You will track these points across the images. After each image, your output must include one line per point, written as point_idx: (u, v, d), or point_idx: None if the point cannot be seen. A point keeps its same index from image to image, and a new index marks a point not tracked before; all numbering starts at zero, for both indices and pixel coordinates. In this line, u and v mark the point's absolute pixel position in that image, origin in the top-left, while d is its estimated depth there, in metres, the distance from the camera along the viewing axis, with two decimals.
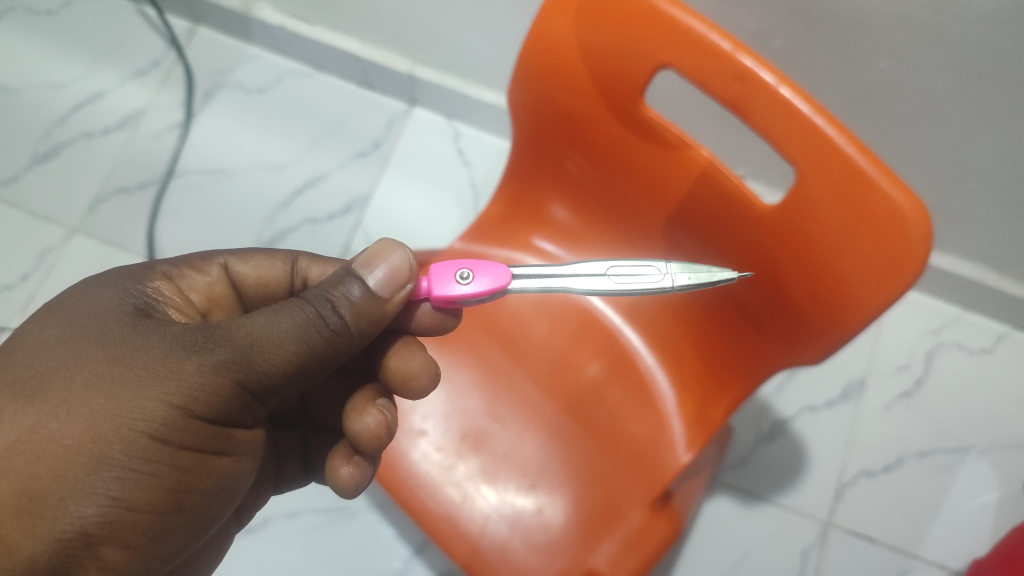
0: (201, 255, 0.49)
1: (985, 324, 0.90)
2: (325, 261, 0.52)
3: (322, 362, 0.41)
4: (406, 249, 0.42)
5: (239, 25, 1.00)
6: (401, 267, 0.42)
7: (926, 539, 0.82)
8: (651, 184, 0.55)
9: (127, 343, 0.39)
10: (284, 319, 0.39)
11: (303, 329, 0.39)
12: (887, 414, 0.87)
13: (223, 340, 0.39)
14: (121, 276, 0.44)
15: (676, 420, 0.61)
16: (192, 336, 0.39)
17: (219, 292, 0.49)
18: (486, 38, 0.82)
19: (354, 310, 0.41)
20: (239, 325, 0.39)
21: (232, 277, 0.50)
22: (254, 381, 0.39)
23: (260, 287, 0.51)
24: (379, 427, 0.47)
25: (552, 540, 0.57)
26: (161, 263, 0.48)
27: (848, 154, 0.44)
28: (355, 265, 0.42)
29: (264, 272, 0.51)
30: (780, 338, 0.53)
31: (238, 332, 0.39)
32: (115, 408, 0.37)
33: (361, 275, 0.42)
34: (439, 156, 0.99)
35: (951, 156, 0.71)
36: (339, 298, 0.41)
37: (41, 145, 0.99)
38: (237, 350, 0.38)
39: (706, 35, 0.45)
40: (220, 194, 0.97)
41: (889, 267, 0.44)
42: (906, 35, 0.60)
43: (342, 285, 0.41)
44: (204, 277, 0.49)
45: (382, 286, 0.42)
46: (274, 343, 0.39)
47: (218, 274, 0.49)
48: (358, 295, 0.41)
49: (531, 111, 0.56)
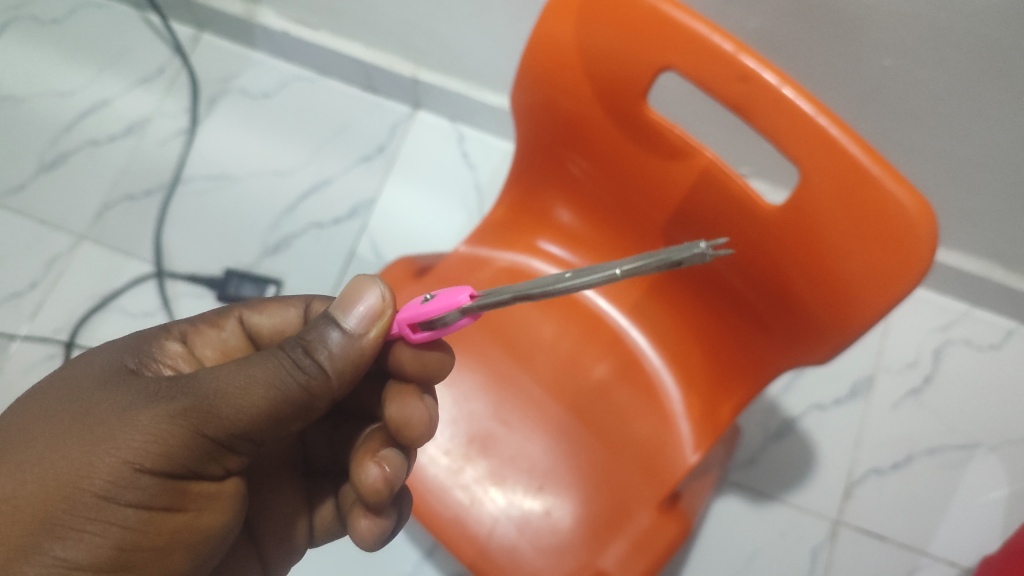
0: (218, 312, 0.50)
1: (993, 320, 0.89)
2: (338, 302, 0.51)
3: (294, 405, 0.40)
4: (380, 284, 0.42)
5: (242, 31, 1.00)
6: (377, 303, 0.42)
7: (935, 537, 0.82)
8: (653, 187, 0.55)
9: (92, 402, 0.39)
10: (253, 367, 0.39)
11: (273, 375, 0.39)
12: (896, 412, 0.87)
13: (186, 389, 0.39)
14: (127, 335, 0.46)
15: (683, 421, 0.61)
16: (157, 389, 0.39)
17: (234, 347, 0.50)
18: (488, 41, 0.82)
19: (331, 356, 0.41)
20: (204, 374, 0.39)
21: (247, 329, 0.50)
22: (216, 430, 0.39)
23: (275, 335, 0.50)
24: (380, 481, 0.47)
25: (561, 542, 0.57)
26: (176, 322, 0.48)
27: (853, 154, 0.43)
28: (333, 309, 0.42)
29: (278, 320, 0.50)
30: (785, 339, 0.53)
31: (201, 381, 0.39)
32: (70, 466, 0.37)
33: (338, 320, 0.42)
34: (443, 159, 0.99)
35: (958, 152, 0.71)
36: (315, 344, 0.41)
37: (48, 153, 0.99)
38: (199, 398, 0.38)
39: (708, 37, 0.45)
40: (226, 199, 0.97)
41: (895, 267, 0.44)
42: (910, 32, 0.60)
43: (320, 331, 0.42)
44: (218, 332, 0.49)
45: (357, 325, 0.42)
46: (239, 390, 0.39)
47: (233, 328, 0.50)
48: (335, 341, 0.41)
49: (534, 114, 0.56)
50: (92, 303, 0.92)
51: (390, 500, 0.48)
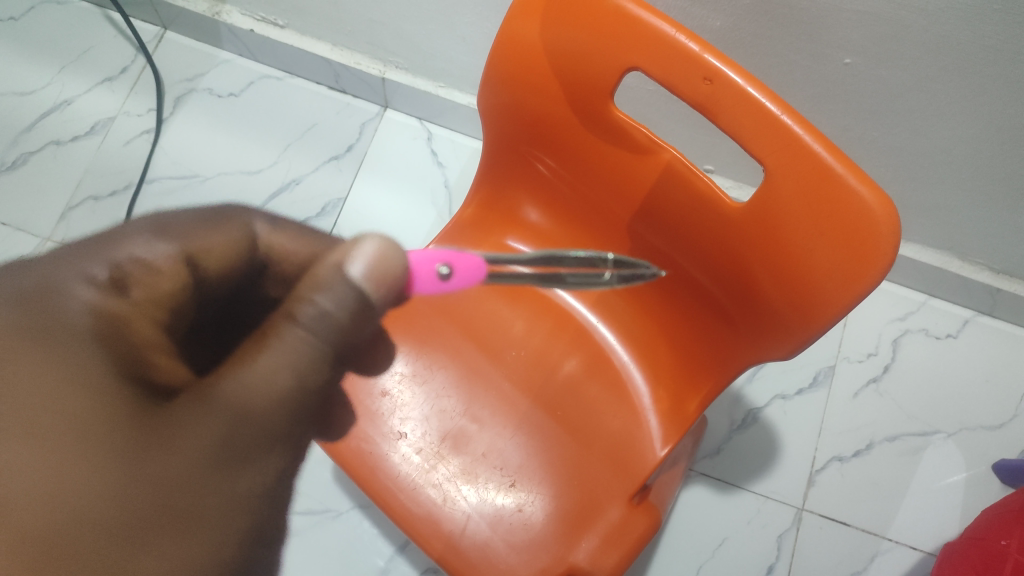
0: (143, 238, 0.40)
1: (949, 309, 0.92)
2: (289, 230, 0.47)
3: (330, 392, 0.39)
4: (384, 239, 0.39)
5: (207, 29, 0.99)
6: (387, 260, 0.39)
7: (896, 522, 0.84)
8: (620, 186, 0.56)
9: (155, 473, 0.33)
10: (300, 358, 0.36)
11: (322, 360, 0.37)
12: (857, 401, 0.89)
13: (257, 417, 0.35)
14: (49, 316, 0.35)
15: (652, 415, 0.63)
16: (216, 423, 0.35)
17: (179, 284, 0.41)
18: (455, 39, 0.82)
19: (357, 319, 0.38)
20: (261, 392, 0.35)
21: (191, 260, 0.42)
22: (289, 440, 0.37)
23: (219, 266, 0.43)
24: None
25: (534, 538, 0.57)
26: (86, 261, 0.37)
27: (817, 152, 0.44)
28: (337, 266, 0.38)
29: (222, 250, 0.43)
30: (751, 333, 0.54)
31: (264, 400, 0.35)
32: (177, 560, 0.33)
33: (348, 274, 0.38)
34: (412, 157, 0.99)
35: (915, 148, 0.73)
36: (340, 309, 0.37)
37: (8, 154, 0.98)
38: (267, 434, 0.36)
39: (674, 36, 0.46)
40: (193, 199, 0.97)
41: (860, 263, 0.45)
42: (871, 33, 0.61)
43: (326, 294, 0.37)
44: (159, 270, 0.40)
45: (373, 282, 0.38)
46: (303, 392, 0.36)
47: (166, 251, 0.40)
48: (358, 301, 0.38)
49: (501, 114, 0.57)
50: None
51: None
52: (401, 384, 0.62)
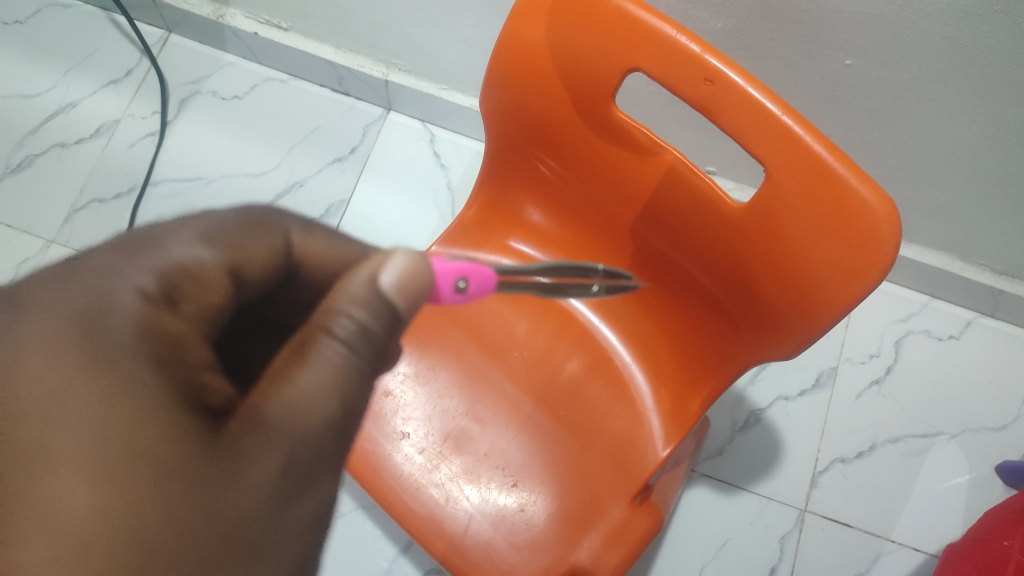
0: (190, 241, 0.40)
1: (952, 311, 0.92)
2: (322, 232, 0.47)
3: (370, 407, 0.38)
4: (413, 250, 0.38)
5: (211, 32, 1.00)
6: (416, 271, 0.38)
7: (899, 524, 0.84)
8: (622, 187, 0.56)
9: (219, 498, 0.32)
10: (347, 384, 0.35)
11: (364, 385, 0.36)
12: (859, 402, 0.89)
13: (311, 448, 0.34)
14: (108, 323, 0.35)
15: (653, 415, 0.63)
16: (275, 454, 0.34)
17: (220, 288, 0.41)
18: (457, 42, 0.83)
19: (389, 334, 0.37)
20: (317, 424, 0.34)
21: (233, 267, 0.42)
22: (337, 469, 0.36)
23: (257, 267, 0.43)
24: None
25: (536, 538, 0.58)
26: (138, 270, 0.37)
27: (817, 152, 0.45)
28: (375, 279, 0.36)
29: (259, 254, 0.43)
30: (752, 333, 0.54)
31: (319, 431, 0.34)
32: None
33: (381, 286, 0.36)
34: (415, 159, 0.99)
35: (916, 149, 0.73)
36: (372, 326, 0.36)
37: (14, 156, 0.99)
38: (325, 463, 0.35)
39: (675, 37, 0.46)
40: (197, 201, 0.97)
41: (860, 263, 0.45)
42: (872, 35, 0.61)
43: (342, 316, 0.35)
44: (202, 276, 0.40)
45: (404, 298, 0.37)
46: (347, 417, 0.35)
47: (210, 259, 0.40)
48: (387, 317, 0.37)
49: (504, 116, 0.57)
50: None
51: None
52: (403, 384, 0.63)
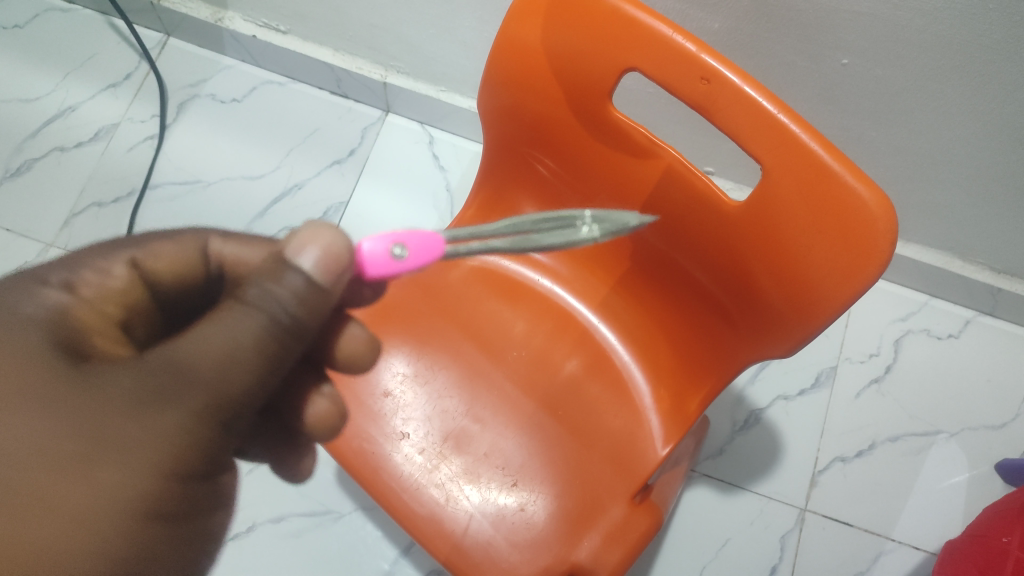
0: (103, 252, 0.44)
1: (951, 310, 0.92)
2: (240, 239, 0.45)
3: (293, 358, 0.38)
4: (338, 228, 0.37)
5: (210, 36, 1.00)
6: (339, 249, 0.37)
7: (899, 522, 0.84)
8: (619, 186, 0.56)
9: (83, 413, 0.36)
10: (234, 326, 0.36)
11: (262, 336, 0.36)
12: (859, 401, 0.89)
13: (190, 380, 0.36)
14: (13, 302, 0.39)
15: (653, 414, 0.63)
16: (155, 382, 0.36)
17: (128, 292, 0.44)
18: (455, 44, 0.83)
19: (302, 303, 0.37)
20: (194, 354, 0.36)
21: (140, 273, 0.44)
22: (226, 410, 0.37)
23: (177, 275, 0.45)
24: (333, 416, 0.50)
25: (537, 538, 0.58)
26: (52, 270, 0.42)
27: (814, 151, 0.45)
28: (287, 252, 0.37)
29: (178, 261, 0.45)
30: (751, 332, 0.55)
31: (198, 364, 0.36)
32: (100, 490, 0.35)
33: (296, 262, 0.37)
34: (414, 161, 1.00)
35: (915, 148, 0.73)
36: (283, 290, 0.36)
37: (13, 160, 0.99)
38: (208, 387, 0.36)
39: (671, 37, 0.46)
40: (196, 203, 0.97)
41: (857, 261, 0.45)
42: (868, 35, 0.61)
43: (281, 278, 0.36)
44: (108, 278, 0.43)
45: (319, 271, 0.37)
46: (236, 361, 0.36)
47: (119, 266, 0.43)
48: (299, 286, 0.36)
49: (502, 116, 0.57)
50: None
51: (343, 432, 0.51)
52: (403, 384, 0.63)
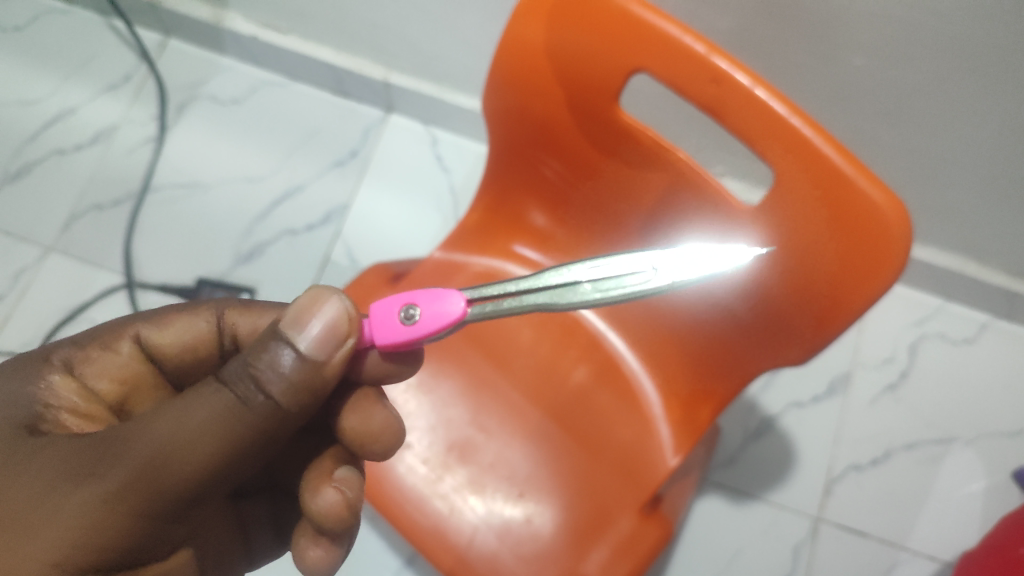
0: (112, 328, 0.47)
1: (967, 314, 0.90)
2: (255, 313, 0.48)
3: (253, 452, 0.37)
4: (341, 299, 0.38)
5: (211, 37, 0.99)
6: (336, 319, 0.38)
7: (915, 532, 0.82)
8: (626, 191, 0.55)
9: (15, 482, 0.37)
10: (190, 410, 0.36)
11: (217, 421, 0.36)
12: (874, 408, 0.87)
13: (122, 460, 0.35)
14: (15, 376, 0.43)
15: (663, 424, 0.61)
16: (89, 461, 0.36)
17: (133, 371, 0.47)
18: (459, 43, 0.81)
19: (283, 385, 0.37)
20: (136, 435, 0.36)
21: (147, 348, 0.48)
22: (156, 500, 0.35)
23: (184, 354, 0.48)
24: (340, 505, 0.43)
25: (542, 550, 0.56)
26: (64, 348, 0.46)
27: (826, 155, 0.43)
28: (283, 324, 0.38)
29: (184, 335, 0.48)
30: (763, 341, 0.53)
31: (135, 445, 0.35)
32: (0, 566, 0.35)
33: (292, 338, 0.37)
34: (417, 162, 0.98)
35: (930, 149, 0.71)
36: (264, 371, 0.36)
37: (12, 163, 0.98)
38: (133, 470, 0.35)
39: (678, 38, 0.45)
40: (197, 207, 0.96)
41: (872, 268, 0.43)
42: (884, 32, 0.60)
43: (267, 354, 0.37)
44: (114, 357, 0.47)
45: (315, 347, 0.37)
46: (181, 447, 0.35)
47: (129, 348, 0.47)
48: (289, 364, 0.37)
49: (506, 119, 0.55)
50: (62, 315, 0.91)
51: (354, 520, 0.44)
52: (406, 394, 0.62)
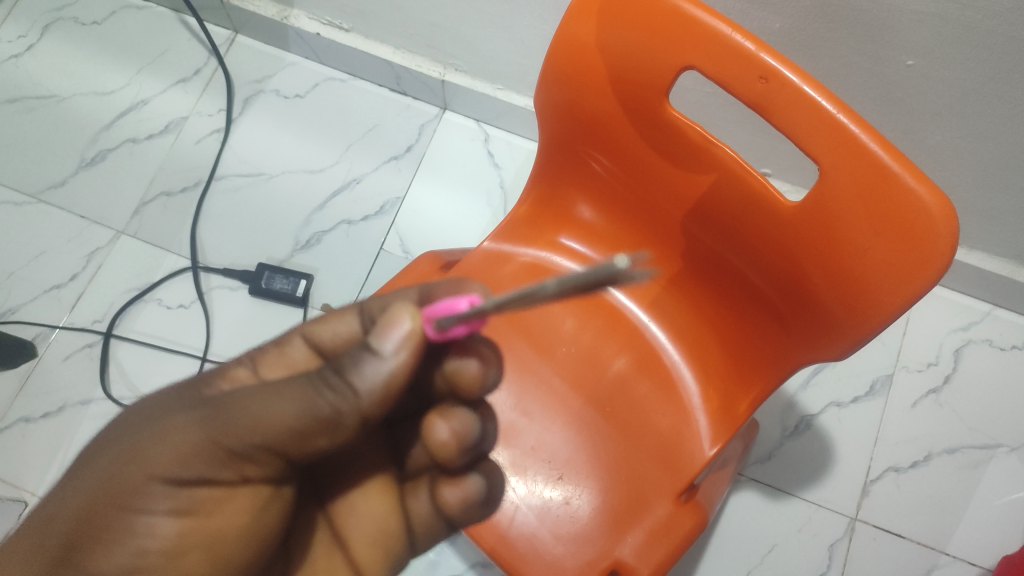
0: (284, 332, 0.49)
1: (1015, 321, 0.89)
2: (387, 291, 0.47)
3: (324, 434, 0.40)
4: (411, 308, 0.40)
5: (276, 33, 1.03)
6: (407, 330, 0.40)
7: (954, 537, 0.82)
8: (672, 186, 0.56)
9: (142, 415, 0.41)
10: (284, 388, 0.40)
11: (307, 396, 0.39)
12: (915, 411, 0.87)
13: (223, 407, 0.39)
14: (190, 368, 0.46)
15: (701, 415, 0.63)
16: (200, 406, 0.40)
17: (303, 363, 0.48)
18: (514, 42, 0.84)
19: (365, 382, 0.40)
20: (240, 393, 0.40)
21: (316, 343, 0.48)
22: (239, 444, 0.39)
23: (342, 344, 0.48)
24: (451, 436, 0.47)
25: (580, 531, 0.58)
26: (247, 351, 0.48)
27: (873, 151, 0.44)
28: (374, 336, 0.41)
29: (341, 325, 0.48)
30: (803, 335, 0.54)
31: (237, 399, 0.40)
32: (111, 476, 0.39)
33: (377, 346, 0.40)
34: (468, 157, 1.01)
35: (981, 152, 0.71)
36: (352, 371, 0.40)
37: (88, 150, 1.03)
38: (231, 415, 0.39)
39: (730, 35, 0.46)
40: (258, 196, 1.00)
41: (914, 264, 0.45)
42: (934, 34, 0.60)
43: (360, 359, 0.40)
44: (286, 352, 0.48)
45: (392, 350, 0.40)
46: (271, 408, 0.39)
47: (298, 343, 0.48)
48: (370, 368, 0.40)
49: (557, 113, 0.58)
50: (128, 295, 0.95)
51: (468, 451, 0.48)
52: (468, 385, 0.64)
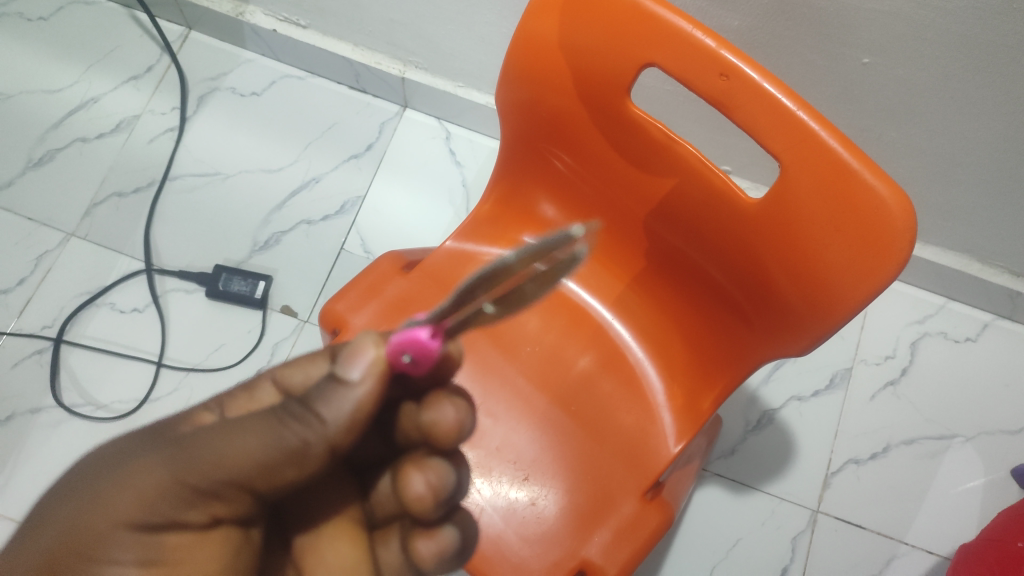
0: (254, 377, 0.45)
1: (970, 313, 0.91)
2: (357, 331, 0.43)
3: (292, 466, 0.39)
4: (373, 336, 0.40)
5: (231, 29, 1.01)
6: (369, 351, 0.39)
7: (913, 526, 0.84)
8: (635, 184, 0.56)
9: (106, 459, 0.40)
10: (246, 422, 0.39)
11: (270, 427, 0.39)
12: (873, 403, 0.88)
13: (188, 445, 0.39)
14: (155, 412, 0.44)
15: (665, 412, 0.63)
16: (163, 447, 0.39)
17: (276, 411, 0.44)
18: (474, 40, 0.83)
19: (331, 412, 0.39)
20: (205, 430, 0.39)
21: None
22: (206, 482, 0.38)
23: None
24: (428, 491, 0.44)
25: (547, 531, 0.58)
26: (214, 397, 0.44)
27: (832, 148, 0.45)
28: (338, 366, 0.40)
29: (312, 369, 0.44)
30: (766, 331, 0.55)
31: (201, 437, 0.39)
32: (73, 522, 0.38)
33: (342, 375, 0.39)
34: (429, 155, 1.00)
35: (936, 149, 0.73)
36: (316, 404, 0.39)
37: (35, 150, 1.00)
38: (196, 451, 0.38)
39: (691, 33, 0.46)
40: (215, 196, 0.98)
41: (874, 259, 0.45)
42: (889, 32, 0.61)
43: (326, 392, 0.39)
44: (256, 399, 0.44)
45: (357, 380, 0.39)
46: (236, 442, 0.38)
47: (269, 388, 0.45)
48: (335, 399, 0.39)
49: (519, 111, 0.57)
50: (80, 299, 0.93)
51: (443, 507, 0.45)
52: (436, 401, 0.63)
